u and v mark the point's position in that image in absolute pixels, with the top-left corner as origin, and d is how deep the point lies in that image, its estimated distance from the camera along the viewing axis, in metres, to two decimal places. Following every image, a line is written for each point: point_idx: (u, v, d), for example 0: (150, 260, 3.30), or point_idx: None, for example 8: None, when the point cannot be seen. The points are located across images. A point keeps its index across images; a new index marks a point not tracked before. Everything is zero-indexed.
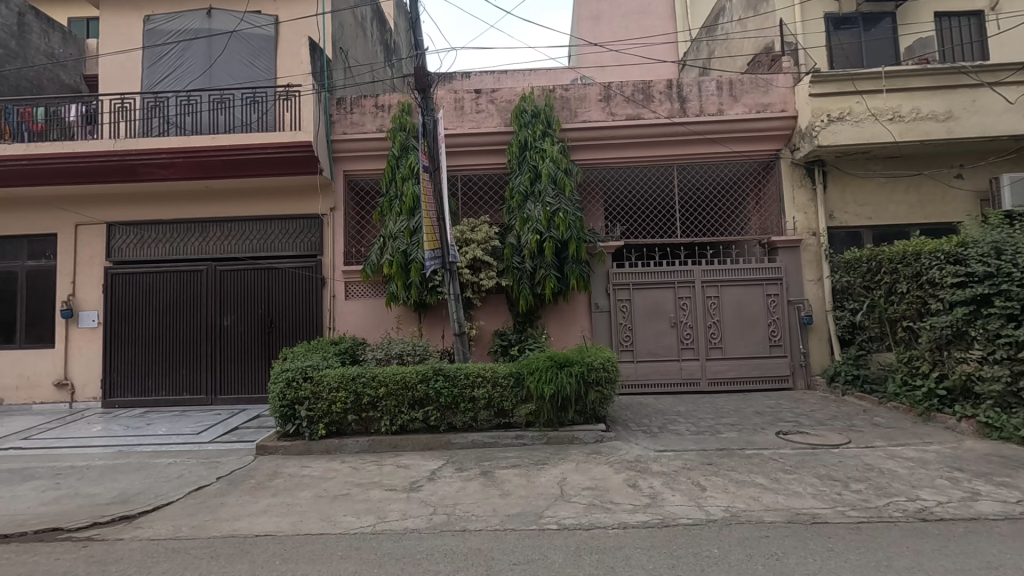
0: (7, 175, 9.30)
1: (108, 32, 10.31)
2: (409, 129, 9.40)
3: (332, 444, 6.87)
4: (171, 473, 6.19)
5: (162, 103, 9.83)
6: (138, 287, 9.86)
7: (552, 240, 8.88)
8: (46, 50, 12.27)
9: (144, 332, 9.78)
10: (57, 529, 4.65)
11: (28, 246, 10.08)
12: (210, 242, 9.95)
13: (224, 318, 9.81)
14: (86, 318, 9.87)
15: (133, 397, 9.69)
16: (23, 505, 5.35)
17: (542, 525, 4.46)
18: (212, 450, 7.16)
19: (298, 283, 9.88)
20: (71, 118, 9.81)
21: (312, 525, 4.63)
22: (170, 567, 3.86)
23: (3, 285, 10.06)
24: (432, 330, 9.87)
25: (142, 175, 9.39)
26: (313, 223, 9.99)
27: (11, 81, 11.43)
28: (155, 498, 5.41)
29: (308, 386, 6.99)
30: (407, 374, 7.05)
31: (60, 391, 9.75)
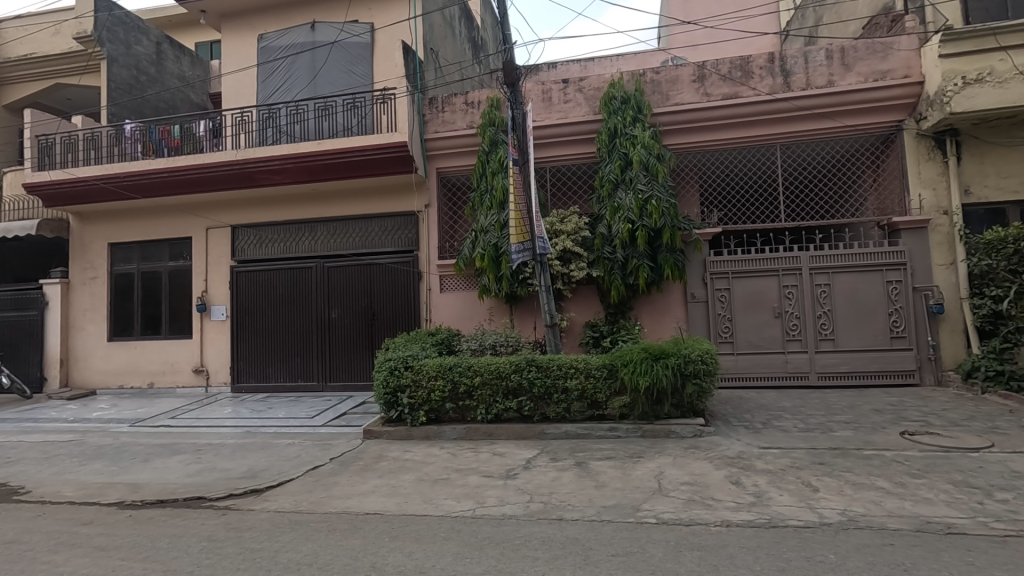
0: (151, 186, 10.58)
1: (229, 53, 11.41)
2: (499, 123, 9.56)
3: (431, 431, 7.18)
4: (291, 453, 6.78)
5: (275, 114, 10.72)
6: (258, 284, 10.84)
7: (644, 229, 8.66)
8: (179, 73, 13.75)
9: (264, 324, 10.75)
10: (201, 498, 5.28)
11: (169, 249, 11.43)
12: (319, 240, 10.72)
13: (332, 311, 10.53)
14: (216, 312, 11.02)
15: (256, 383, 10.70)
16: (173, 475, 6.11)
17: (639, 518, 4.38)
18: (325, 433, 7.76)
19: (397, 277, 10.40)
20: (200, 133, 10.95)
21: (417, 506, 4.89)
22: (294, 537, 4.25)
23: (150, 283, 11.47)
24: (524, 322, 10.00)
25: (259, 181, 10.30)
26: (409, 220, 10.46)
27: (152, 103, 12.96)
28: (279, 474, 5.98)
29: (409, 374, 7.36)
30: (501, 364, 7.22)
31: (198, 376, 10.99)
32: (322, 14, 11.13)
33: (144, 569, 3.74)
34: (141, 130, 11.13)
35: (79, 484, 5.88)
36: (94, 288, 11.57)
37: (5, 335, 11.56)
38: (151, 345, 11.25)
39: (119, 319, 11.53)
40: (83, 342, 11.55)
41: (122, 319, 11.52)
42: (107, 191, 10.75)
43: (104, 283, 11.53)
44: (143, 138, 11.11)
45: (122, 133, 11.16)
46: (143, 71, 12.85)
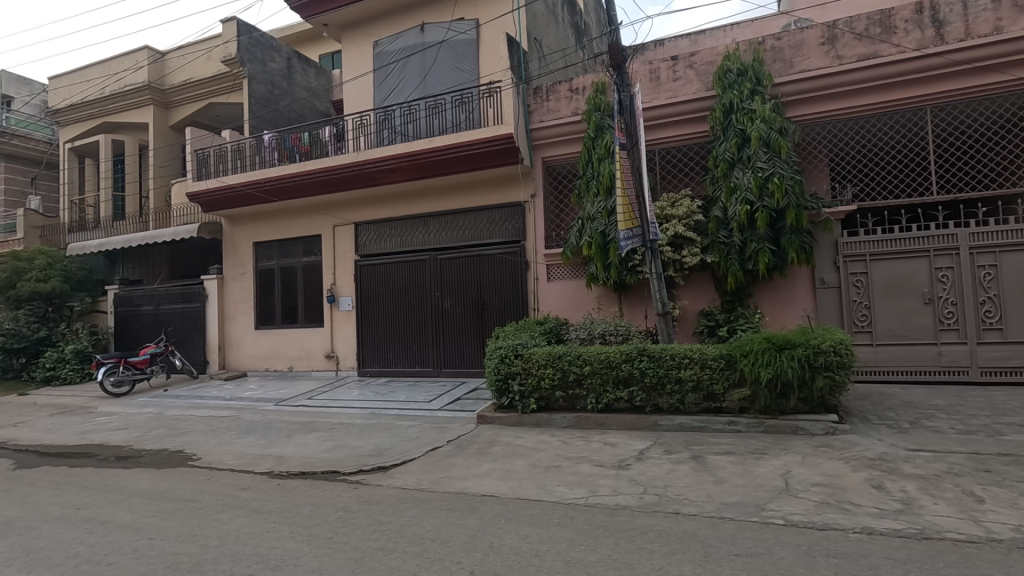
0: (287, 190, 11.74)
1: (349, 61, 12.26)
2: (604, 108, 9.35)
3: (542, 418, 7.27)
4: (412, 435, 7.23)
5: (390, 116, 11.40)
6: (379, 276, 11.61)
7: (765, 210, 8.06)
8: (306, 85, 15.05)
9: (385, 313, 11.51)
10: (336, 472, 5.81)
11: (303, 245, 12.58)
12: (431, 234, 11.24)
13: (445, 301, 11.00)
14: (343, 302, 11.98)
15: (379, 368, 11.51)
16: (312, 450, 6.78)
17: (765, 518, 4.12)
18: (441, 416, 8.17)
19: (505, 267, 10.61)
20: (326, 138, 11.94)
21: (530, 491, 5.00)
22: (418, 513, 4.54)
23: (288, 278, 12.71)
24: (634, 311, 9.78)
25: (376, 181, 11.03)
26: (516, 210, 10.63)
27: (285, 114, 14.32)
28: (401, 454, 6.40)
29: (519, 361, 7.51)
30: (611, 353, 7.12)
31: (329, 361, 12.06)
32: (430, 15, 11.56)
33: (292, 532, 4.19)
34: (276, 139, 12.34)
35: (238, 454, 6.73)
36: (242, 282, 13.07)
37: (177, 323, 13.48)
38: (290, 333, 12.51)
39: (263, 310, 12.94)
40: (236, 330, 13.11)
41: (266, 309, 12.91)
42: (252, 197, 12.12)
43: (250, 277, 12.97)
44: (278, 146, 12.32)
45: (261, 143, 12.46)
46: (277, 85, 14.24)
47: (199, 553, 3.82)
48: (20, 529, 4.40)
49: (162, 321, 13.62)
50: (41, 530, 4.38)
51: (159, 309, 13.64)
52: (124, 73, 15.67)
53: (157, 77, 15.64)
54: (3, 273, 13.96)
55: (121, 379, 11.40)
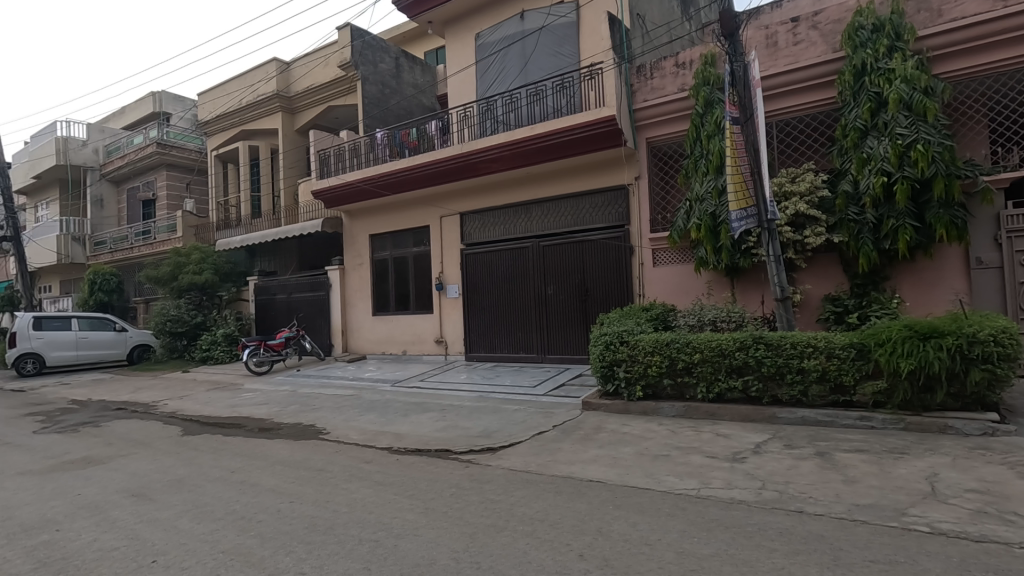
0: (398, 183, 12.43)
1: (452, 56, 12.62)
2: (714, 81, 8.78)
3: (649, 406, 7.09)
4: (519, 418, 7.41)
5: (492, 106, 11.61)
6: (484, 264, 11.92)
7: (905, 181, 7.17)
8: (412, 82, 15.76)
9: (490, 300, 11.82)
10: (448, 451, 6.11)
11: (413, 236, 13.24)
12: (534, 221, 11.34)
13: (548, 288, 11.06)
14: (451, 290, 12.48)
15: (485, 354, 11.87)
16: (426, 429, 7.18)
17: (905, 524, 3.72)
18: (547, 402, 8.27)
19: (609, 253, 10.43)
20: (432, 132, 12.44)
21: (638, 479, 4.91)
22: (526, 494, 4.65)
23: (400, 267, 13.45)
24: (749, 297, 9.20)
25: (481, 170, 11.34)
26: (620, 194, 10.40)
27: (395, 111, 15.14)
28: (509, 436, 6.58)
29: (625, 349, 7.39)
30: (724, 341, 6.77)
31: (439, 346, 12.65)
32: (530, 1, 11.54)
33: (411, 504, 4.49)
34: (387, 136, 13.04)
35: (361, 431, 7.30)
36: (360, 272, 14.05)
37: (306, 310, 14.86)
38: (403, 319, 13.26)
39: (379, 297, 13.83)
40: (356, 316, 14.17)
41: (382, 297, 13.78)
42: (368, 191, 12.99)
43: (367, 268, 13.91)
44: (389, 143, 13.01)
45: (374, 141, 13.26)
46: (387, 85, 15.04)
47: (332, 517, 4.22)
48: (189, 486, 5.12)
49: (293, 308, 15.07)
50: (205, 488, 5.07)
51: (291, 297, 15.11)
52: (258, 84, 17.38)
53: (284, 86, 17.17)
54: (167, 266, 15.88)
55: (262, 359, 12.81)
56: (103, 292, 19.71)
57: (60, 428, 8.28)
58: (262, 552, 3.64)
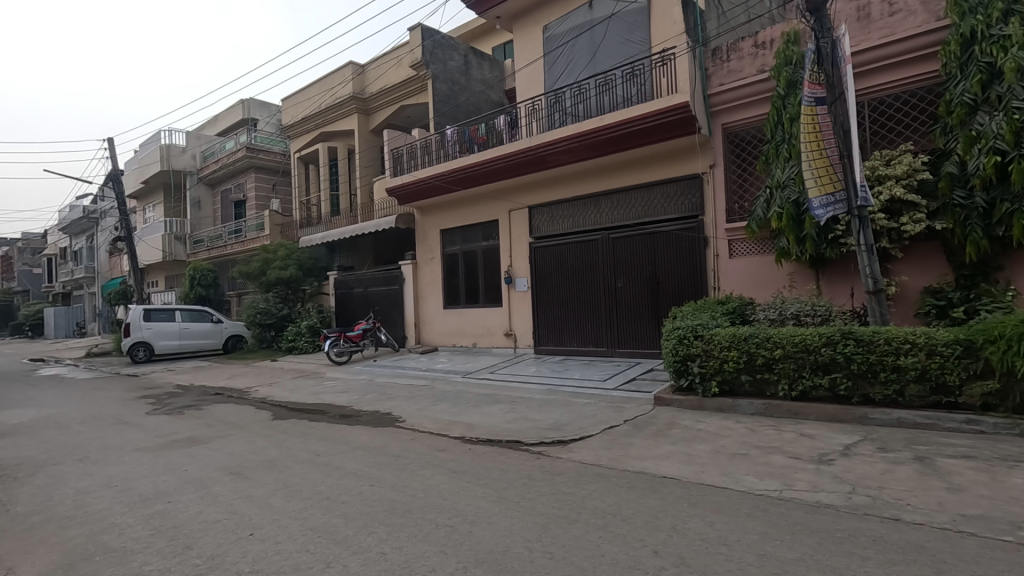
0: (468, 179, 12.66)
1: (520, 50, 12.64)
2: (797, 60, 8.27)
3: (725, 403, 6.83)
4: (589, 412, 7.36)
5: (561, 98, 11.54)
6: (553, 258, 11.90)
7: (1022, 159, 6.45)
8: (481, 78, 15.98)
9: (559, 294, 11.79)
10: (519, 443, 6.18)
11: (482, 231, 13.43)
12: (604, 213, 11.19)
13: (618, 281, 10.88)
14: (520, 283, 12.56)
15: (554, 347, 11.86)
16: (497, 420, 7.29)
17: (1022, 539, 3.37)
18: (618, 396, 8.17)
19: (682, 244, 10.12)
20: (501, 126, 12.55)
21: (715, 478, 4.76)
22: (598, 487, 4.63)
23: (469, 261, 13.69)
24: (836, 289, 8.64)
25: (549, 163, 11.32)
26: (694, 183, 10.05)
27: (465, 107, 15.39)
28: (580, 429, 6.57)
29: (699, 343, 7.15)
30: (808, 336, 6.40)
31: (508, 339, 12.79)
32: None
33: (485, 492, 4.59)
34: (457, 133, 13.30)
35: (435, 420, 7.53)
36: (432, 266, 14.44)
37: (381, 303, 15.47)
38: (473, 312, 13.50)
39: (449, 291, 14.14)
40: (428, 309, 14.58)
41: (452, 291, 14.07)
42: (439, 187, 13.31)
43: (438, 262, 14.26)
44: (459, 139, 13.26)
45: (445, 138, 13.56)
46: (457, 82, 15.31)
47: (410, 502, 4.39)
48: (279, 467, 5.50)
49: (370, 301, 15.74)
50: (295, 469, 5.43)
51: (368, 291, 15.78)
52: (336, 88, 18.22)
53: (360, 89, 17.89)
54: (256, 262, 17.01)
55: (342, 350, 13.49)
56: (202, 286, 21.44)
57: (168, 410, 9.14)
58: (347, 531, 3.85)
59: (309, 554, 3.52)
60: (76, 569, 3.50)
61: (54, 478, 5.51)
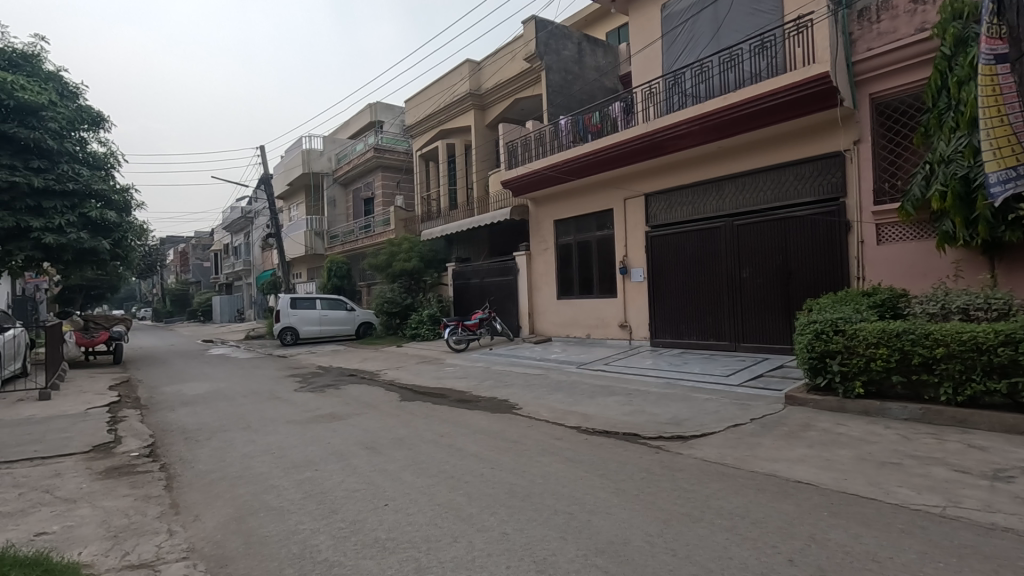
0: (582, 168, 12.57)
1: (637, 32, 12.22)
2: (968, 13, 7.11)
3: (872, 406, 6.15)
4: (711, 408, 7.01)
5: (680, 79, 11.00)
6: (671, 247, 11.44)
7: None
8: (596, 65, 15.74)
9: (677, 285, 11.32)
10: (636, 436, 6.06)
11: (596, 220, 13.27)
12: (727, 199, 10.53)
13: (744, 271, 10.19)
14: (635, 274, 12.23)
15: (672, 339, 11.43)
16: (613, 412, 7.20)
17: None
18: (743, 393, 7.69)
19: (819, 230, 9.24)
20: (616, 113, 12.30)
21: (860, 487, 4.30)
22: (723, 487, 4.40)
23: (583, 251, 13.60)
24: (1017, 279, 7.38)
25: (668, 148, 10.89)
26: (834, 162, 9.12)
27: (578, 96, 15.28)
28: (701, 426, 6.28)
29: (840, 339, 6.50)
30: (980, 333, 5.55)
31: (623, 331, 12.54)
32: None
33: (603, 483, 4.56)
34: (570, 123, 13.23)
35: (550, 408, 7.63)
36: (546, 257, 14.55)
37: (496, 294, 15.92)
38: (587, 302, 13.41)
39: (563, 281, 14.16)
40: (541, 299, 14.74)
41: (566, 281, 14.08)
42: (553, 178, 13.37)
43: (552, 252, 14.34)
44: (573, 129, 13.19)
45: (559, 129, 13.56)
46: (571, 71, 15.22)
47: (529, 486, 4.49)
48: (408, 445, 5.90)
49: (486, 291, 16.26)
50: (421, 448, 5.79)
51: (483, 282, 16.31)
52: (454, 86, 18.96)
53: (476, 86, 18.47)
54: (383, 254, 18.23)
55: (460, 337, 14.10)
56: (337, 277, 23.52)
57: (312, 388, 10.19)
58: (471, 509, 4.04)
59: (436, 528, 3.74)
60: (245, 521, 4.05)
61: (225, 442, 6.39)
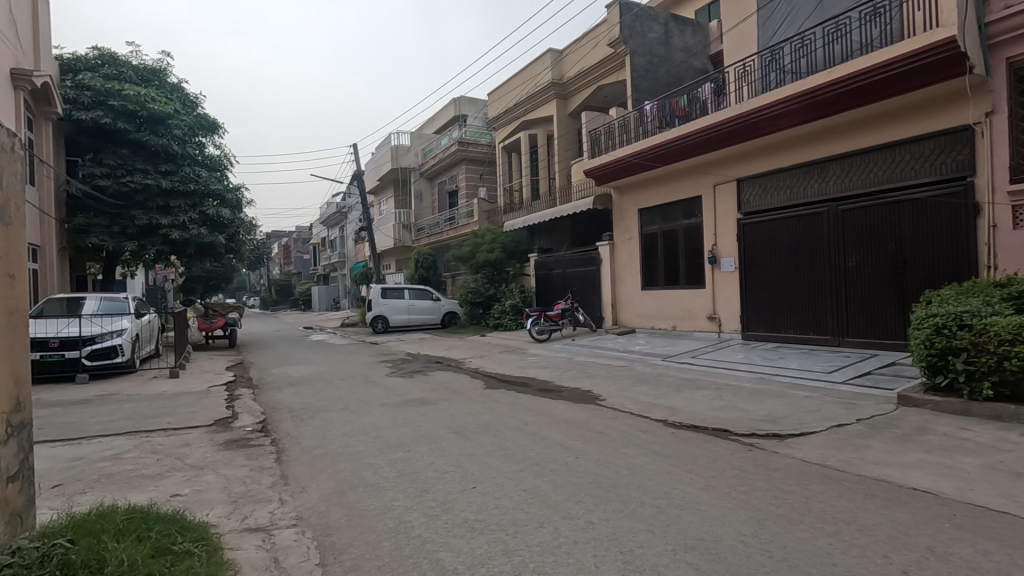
0: (669, 155, 12.16)
1: (730, 8, 11.59)
2: None
3: (1004, 410, 5.49)
4: (811, 406, 6.57)
5: (778, 55, 10.31)
6: (766, 235, 10.79)
7: None
8: (684, 46, 15.08)
9: (772, 275, 10.67)
10: (727, 432, 5.81)
11: (683, 208, 12.78)
12: (830, 182, 9.75)
13: (849, 260, 9.42)
14: (726, 264, 11.67)
15: (766, 333, 10.82)
16: (702, 407, 6.95)
17: None
18: (847, 391, 7.14)
19: (940, 213, 8.34)
20: (706, 96, 11.77)
21: (989, 499, 3.87)
22: (825, 491, 4.12)
23: (669, 241, 13.16)
24: None
25: (763, 130, 10.28)
26: (960, 137, 8.16)
27: (664, 80, 14.75)
28: (800, 425, 5.91)
29: (965, 334, 5.85)
30: None
31: (712, 323, 12.03)
32: None
33: (691, 478, 4.43)
34: (656, 108, 12.83)
35: (635, 401, 7.50)
36: (630, 246, 14.23)
37: (579, 284, 15.81)
38: (673, 293, 12.98)
39: (648, 272, 13.78)
40: (625, 290, 14.46)
41: (651, 271, 13.70)
42: (637, 166, 13.03)
43: (636, 242, 14.00)
44: (659, 115, 12.79)
45: (644, 114, 13.18)
46: (657, 54, 14.72)
47: (615, 478, 4.45)
48: (493, 431, 6.04)
49: (568, 282, 16.19)
50: (507, 435, 5.91)
51: (566, 272, 16.25)
52: (537, 77, 18.96)
53: (559, 75, 18.35)
54: (467, 246, 18.65)
55: (542, 328, 14.15)
56: (423, 268, 24.39)
57: (402, 374, 10.70)
58: (557, 496, 4.08)
59: (523, 513, 3.81)
60: (345, 495, 4.34)
61: (326, 421, 6.88)
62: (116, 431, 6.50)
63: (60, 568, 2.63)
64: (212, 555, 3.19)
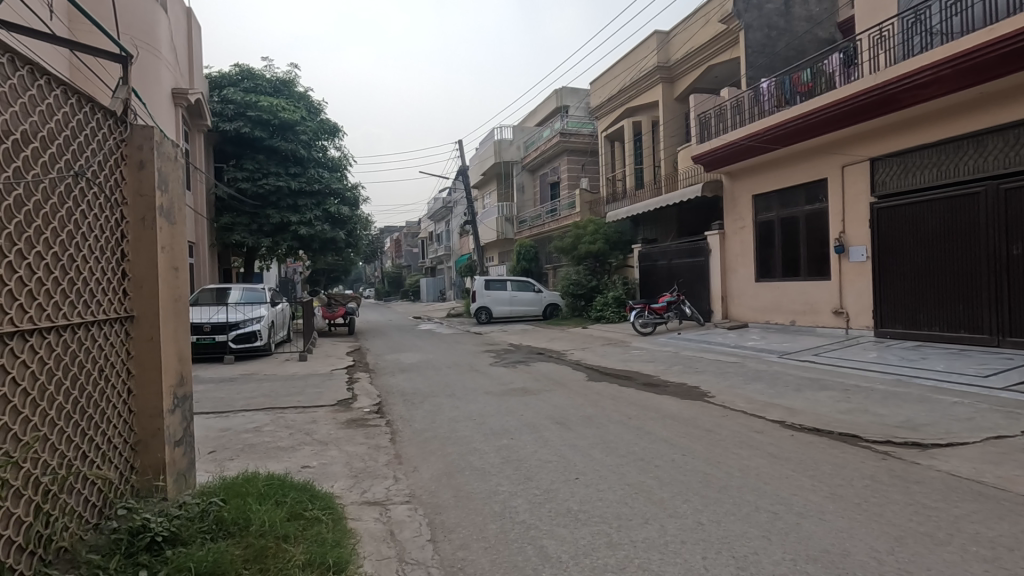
0: (790, 135, 11.22)
1: None
2: None
3: None
4: (962, 414, 5.78)
5: (923, 15, 9.12)
6: (906, 220, 9.62)
7: None
8: (807, 15, 13.76)
9: (913, 265, 9.51)
10: (857, 438, 5.28)
11: (805, 193, 11.75)
12: (990, 156, 8.47)
13: (1014, 246, 8.16)
14: (855, 253, 10.57)
15: (905, 330, 9.68)
16: (827, 409, 6.38)
17: None
18: (1010, 398, 6.19)
19: None
20: (834, 68, 10.72)
21: None
22: (980, 510, 3.61)
23: (789, 229, 12.18)
24: None
25: (903, 101, 9.15)
26: None
27: (783, 54, 13.60)
28: (947, 434, 5.23)
29: None
30: None
31: (838, 318, 10.97)
32: None
33: (814, 485, 4.08)
34: (775, 85, 11.92)
35: (749, 399, 7.06)
36: (743, 236, 13.37)
37: (686, 276, 15.13)
38: (793, 286, 12.01)
39: (764, 263, 12.87)
40: (737, 282, 13.61)
41: (767, 262, 12.78)
42: (750, 149, 12.18)
43: (750, 231, 13.12)
44: (777, 92, 11.87)
45: (760, 93, 12.29)
46: (776, 26, 13.59)
47: (726, 478, 4.23)
48: (596, 424, 5.99)
49: (674, 274, 15.57)
50: (610, 428, 5.83)
51: (672, 264, 15.64)
52: (640, 62, 18.39)
53: (664, 58, 17.63)
54: (569, 237, 18.55)
55: (647, 321, 13.76)
56: (525, 260, 24.72)
57: (506, 363, 10.93)
58: (663, 494, 3.96)
59: (628, 507, 3.75)
60: (454, 477, 4.53)
61: (435, 406, 7.23)
62: (257, 406, 7.31)
63: (216, 522, 3.03)
64: (337, 522, 3.48)
